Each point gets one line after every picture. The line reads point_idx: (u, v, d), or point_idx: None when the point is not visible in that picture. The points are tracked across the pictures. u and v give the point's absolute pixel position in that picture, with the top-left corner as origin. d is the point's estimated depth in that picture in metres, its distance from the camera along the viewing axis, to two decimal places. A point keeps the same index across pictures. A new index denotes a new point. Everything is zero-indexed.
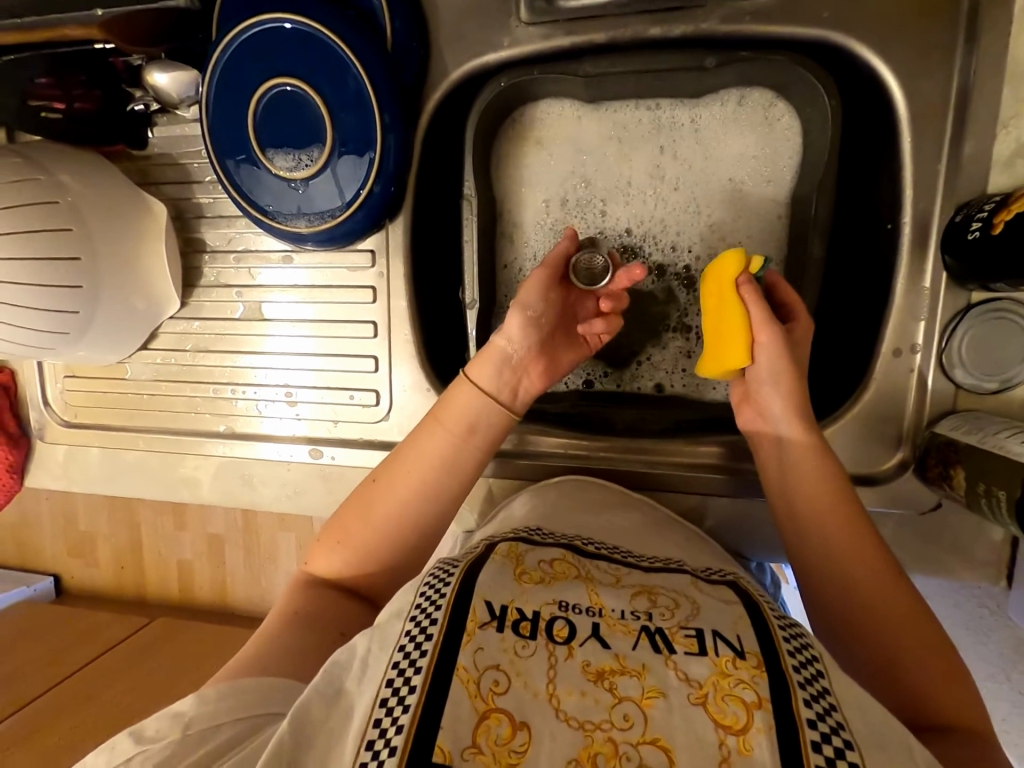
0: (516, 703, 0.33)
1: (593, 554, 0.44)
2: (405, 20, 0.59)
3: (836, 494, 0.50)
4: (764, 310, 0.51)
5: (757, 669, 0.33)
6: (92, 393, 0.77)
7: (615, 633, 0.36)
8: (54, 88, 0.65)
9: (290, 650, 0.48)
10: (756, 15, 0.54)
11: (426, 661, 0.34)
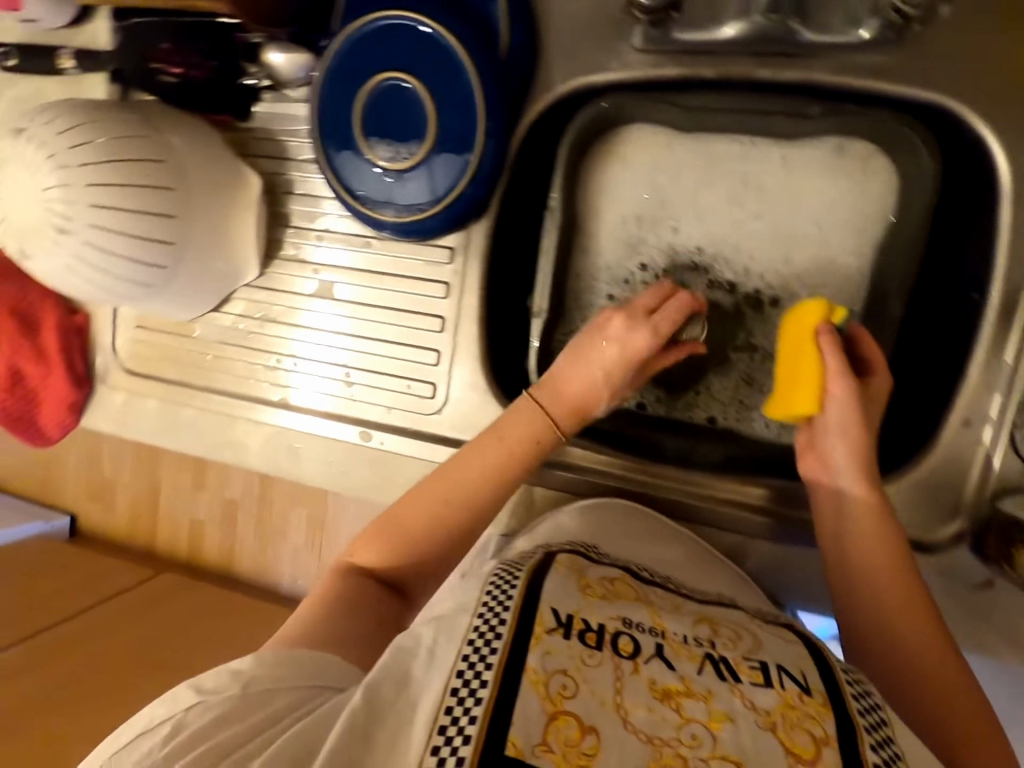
0: (584, 708, 0.37)
1: (648, 582, 0.50)
2: (523, 34, 0.61)
3: (892, 543, 0.50)
4: (841, 361, 0.52)
5: (823, 708, 0.39)
6: (158, 346, 0.80)
7: (681, 656, 0.41)
8: (173, 53, 0.69)
9: (340, 631, 0.50)
10: (868, 70, 0.54)
11: (497, 656, 0.39)
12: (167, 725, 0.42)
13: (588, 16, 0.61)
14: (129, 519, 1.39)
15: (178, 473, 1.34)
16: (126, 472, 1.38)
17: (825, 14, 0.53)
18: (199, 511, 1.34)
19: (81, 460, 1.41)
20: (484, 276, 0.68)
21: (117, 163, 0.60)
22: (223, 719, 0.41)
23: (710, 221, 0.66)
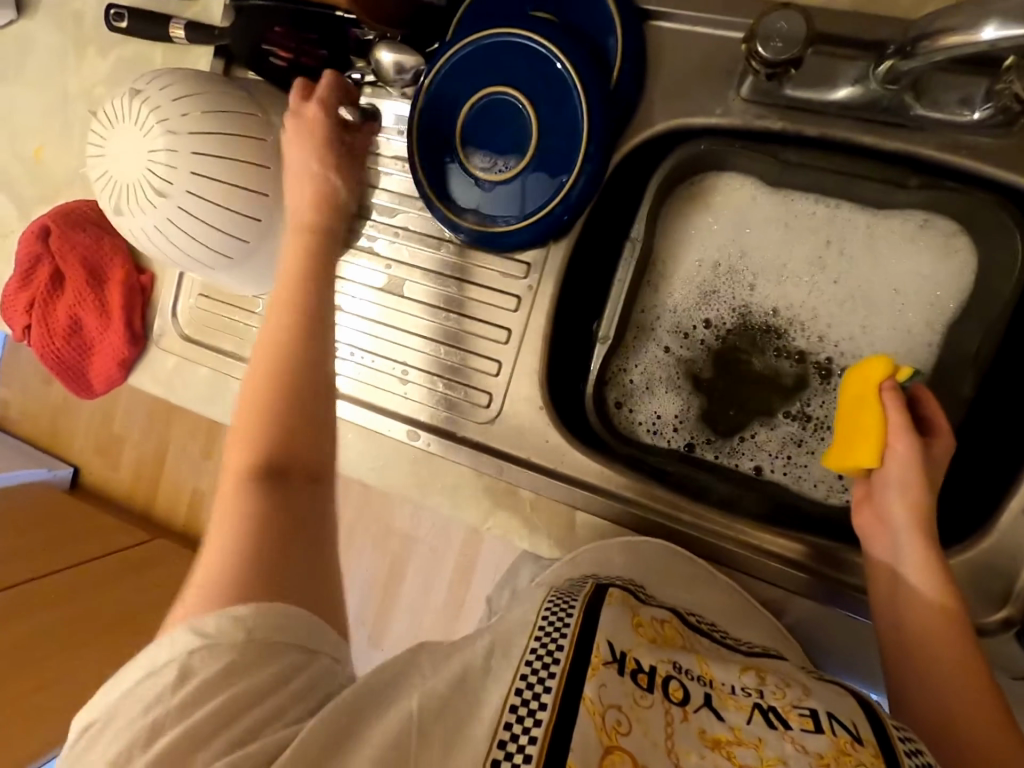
0: (637, 747, 0.39)
1: (695, 629, 0.52)
2: (633, 66, 0.62)
3: (946, 607, 0.50)
4: (904, 415, 0.53)
5: (874, 756, 0.39)
6: (218, 317, 0.80)
7: (729, 707, 0.43)
8: (288, 39, 0.71)
9: (258, 574, 0.46)
10: (975, 150, 0.54)
11: (555, 681, 0.40)
12: (171, 669, 0.43)
13: (699, 59, 0.62)
14: (136, 479, 1.39)
15: (190, 439, 1.33)
16: (137, 432, 1.38)
17: (940, 93, 0.54)
18: (208, 482, 1.33)
19: (96, 414, 1.41)
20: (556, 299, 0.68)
21: (222, 136, 0.62)
22: (231, 672, 0.43)
23: (788, 279, 0.68)
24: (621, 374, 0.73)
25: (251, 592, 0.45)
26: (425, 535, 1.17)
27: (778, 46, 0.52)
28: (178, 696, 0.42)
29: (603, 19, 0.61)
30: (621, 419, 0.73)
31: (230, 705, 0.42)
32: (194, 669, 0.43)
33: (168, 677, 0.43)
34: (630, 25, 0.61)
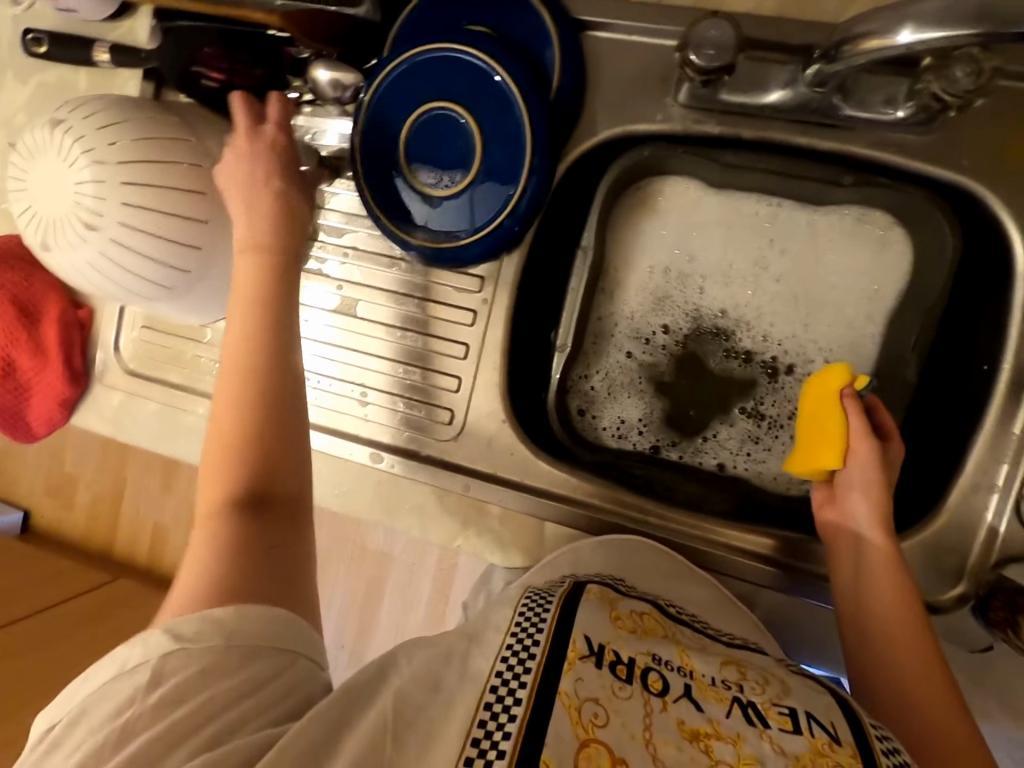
0: (613, 738, 0.39)
1: (677, 619, 0.53)
2: (573, 75, 0.62)
3: (904, 595, 0.51)
4: (865, 424, 0.55)
5: (851, 756, 0.40)
6: (165, 348, 0.78)
7: (709, 698, 0.43)
8: (220, 59, 0.68)
9: (230, 572, 0.46)
10: (902, 147, 0.56)
11: (531, 676, 0.41)
12: (144, 670, 0.42)
13: (636, 67, 0.62)
14: (92, 519, 1.33)
15: (147, 473, 1.28)
16: (91, 469, 1.31)
17: (867, 94, 0.55)
18: (170, 516, 1.28)
19: (43, 455, 1.34)
20: (511, 308, 0.68)
21: (152, 163, 0.59)
22: (210, 673, 0.42)
23: (738, 280, 0.69)
24: (582, 383, 0.74)
25: (223, 593, 0.45)
26: (401, 553, 1.15)
27: (710, 54, 0.53)
28: (153, 695, 0.41)
29: (540, 32, 0.62)
30: (585, 427, 0.73)
31: (199, 712, 0.41)
32: (168, 672, 0.42)
33: (142, 679, 0.42)
34: (566, 38, 0.61)
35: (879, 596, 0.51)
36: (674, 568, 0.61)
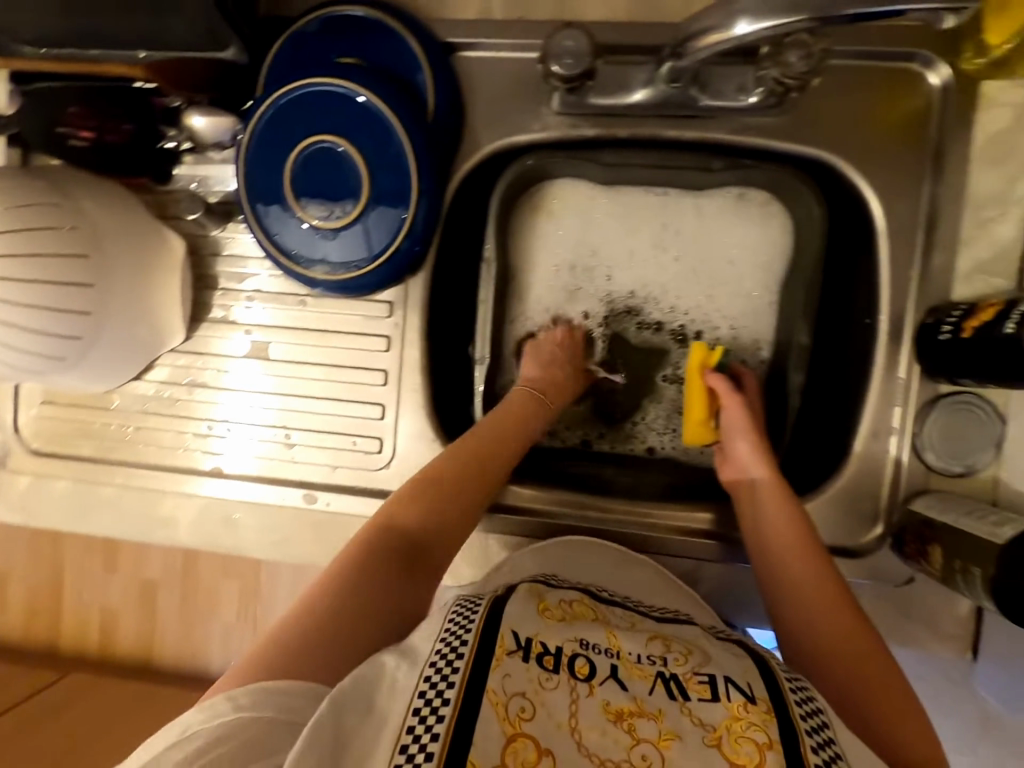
0: (540, 730, 0.41)
1: (607, 602, 0.55)
2: (446, 96, 0.64)
3: (803, 542, 0.56)
4: (728, 384, 0.64)
5: (766, 715, 0.43)
6: (70, 421, 0.74)
7: (634, 677, 0.45)
8: (87, 118, 0.66)
9: (281, 662, 0.45)
10: (759, 129, 0.61)
11: (453, 689, 0.42)
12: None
13: (509, 81, 0.64)
14: (35, 613, 1.21)
15: (88, 554, 1.18)
16: (25, 561, 1.20)
17: (720, 83, 0.59)
18: (119, 596, 1.18)
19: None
20: (424, 328, 0.68)
21: (29, 231, 0.56)
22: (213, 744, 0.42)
23: (640, 269, 0.72)
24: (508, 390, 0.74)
25: (268, 675, 0.45)
26: None
27: (569, 62, 0.56)
28: None
29: (408, 57, 0.63)
30: None
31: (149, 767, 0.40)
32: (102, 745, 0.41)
33: None
34: (436, 61, 0.63)
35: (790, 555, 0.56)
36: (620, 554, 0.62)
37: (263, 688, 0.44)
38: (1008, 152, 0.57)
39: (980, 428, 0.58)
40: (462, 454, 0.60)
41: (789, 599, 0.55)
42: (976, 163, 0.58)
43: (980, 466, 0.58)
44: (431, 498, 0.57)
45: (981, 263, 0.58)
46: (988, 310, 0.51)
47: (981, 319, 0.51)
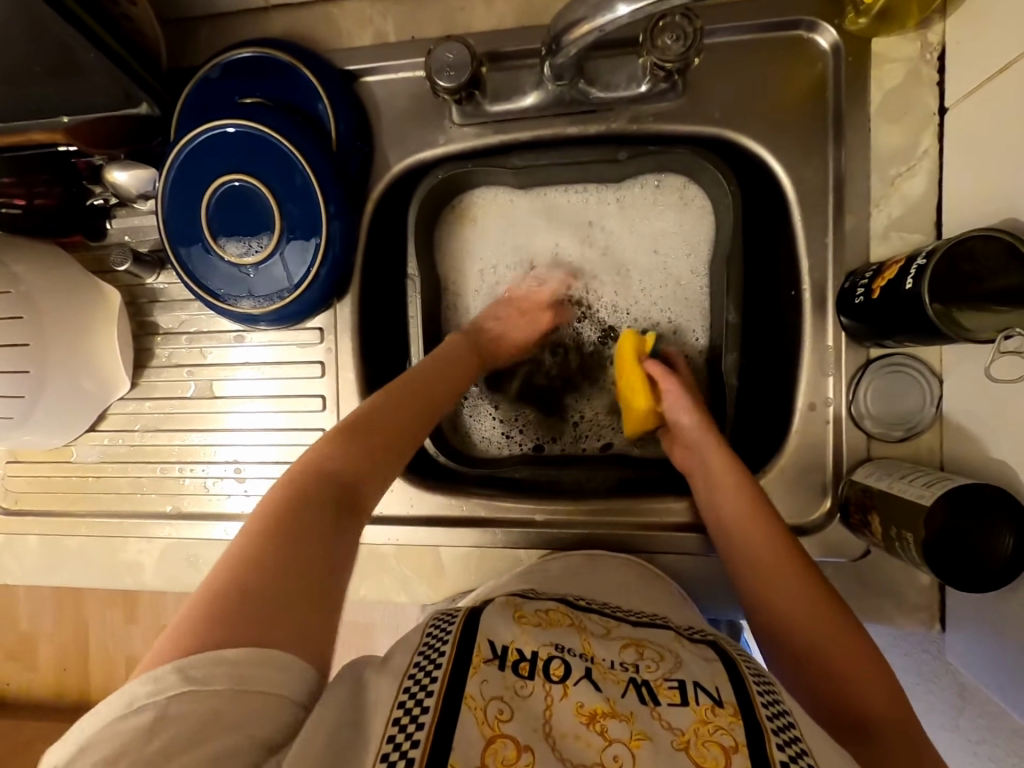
0: (518, 731, 0.39)
1: (585, 608, 0.51)
2: (349, 122, 0.65)
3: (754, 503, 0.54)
4: (662, 366, 0.63)
5: (733, 716, 0.40)
6: (35, 478, 0.76)
7: (607, 680, 0.43)
8: (16, 186, 0.68)
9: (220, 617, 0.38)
10: (659, 116, 0.61)
11: (432, 701, 0.38)
12: None
13: (409, 101, 0.66)
14: (62, 675, 1.11)
15: (109, 607, 1.09)
16: (51, 622, 1.10)
17: (610, 76, 0.60)
18: (142, 648, 1.09)
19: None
20: (357, 349, 0.69)
21: None
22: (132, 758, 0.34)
23: (569, 266, 0.72)
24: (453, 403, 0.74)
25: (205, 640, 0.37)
26: None
27: (450, 74, 0.57)
28: None
29: (307, 89, 0.64)
30: (466, 444, 0.75)
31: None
32: None
33: None
34: (334, 90, 0.64)
35: (746, 534, 0.54)
36: (590, 557, 0.61)
37: (214, 657, 0.36)
38: (906, 107, 0.56)
39: (914, 389, 0.56)
40: (382, 424, 0.54)
41: (749, 577, 0.53)
42: (877, 122, 0.57)
43: (920, 428, 0.56)
44: (347, 458, 0.50)
45: (894, 221, 0.57)
46: (894, 269, 0.49)
47: (887, 278, 0.50)
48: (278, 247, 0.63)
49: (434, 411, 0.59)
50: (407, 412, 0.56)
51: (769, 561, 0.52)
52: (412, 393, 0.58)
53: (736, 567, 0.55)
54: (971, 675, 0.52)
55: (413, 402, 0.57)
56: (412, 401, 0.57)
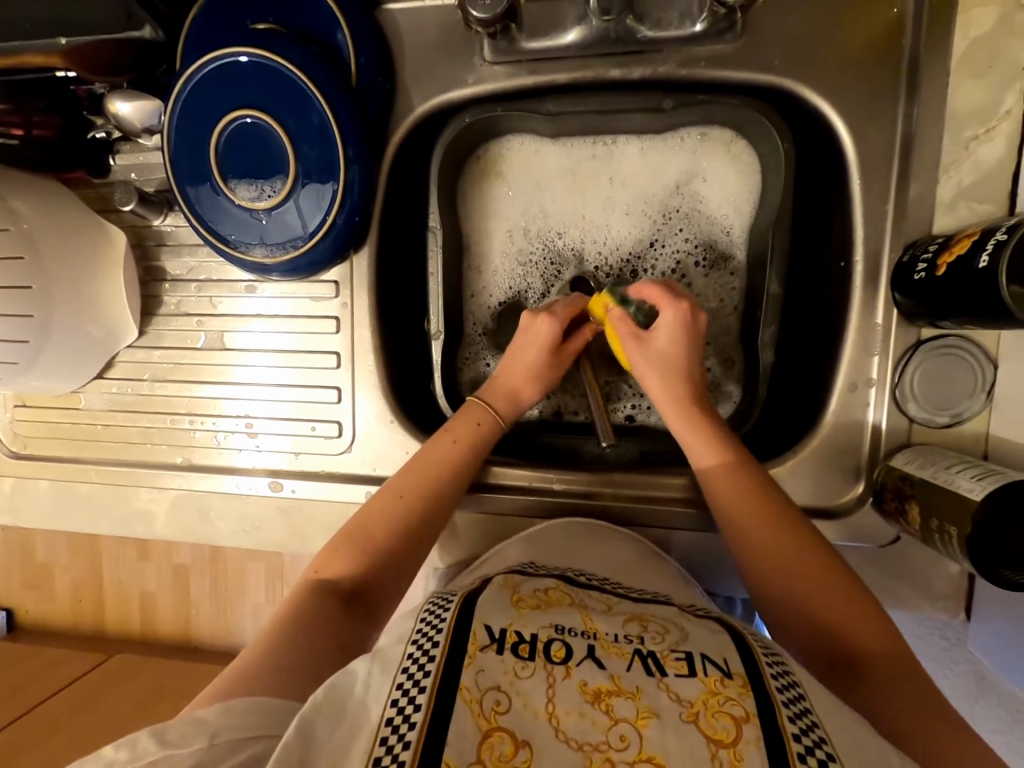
0: (516, 722, 0.37)
1: (585, 585, 0.51)
2: (370, 55, 0.59)
3: (757, 494, 0.51)
4: (628, 336, 0.57)
5: (743, 688, 0.38)
6: (44, 423, 0.75)
7: (610, 655, 0.41)
8: (13, 114, 0.63)
9: (278, 673, 0.44)
10: (712, 60, 0.55)
11: (425, 696, 0.37)
12: None
13: (436, 34, 0.60)
14: (77, 605, 1.13)
15: (121, 544, 1.10)
16: (65, 554, 1.12)
17: (661, 11, 0.54)
18: (155, 584, 1.10)
19: (11, 543, 1.13)
20: (375, 306, 0.66)
21: None
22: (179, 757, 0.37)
23: (595, 225, 0.66)
24: (468, 367, 0.71)
25: (261, 689, 0.42)
26: None
27: (485, 3, 0.52)
28: None
29: (325, 16, 0.59)
30: None
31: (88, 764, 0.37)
32: None
33: None
34: (356, 19, 0.59)
35: (729, 492, 0.52)
36: (592, 527, 0.60)
37: (240, 707, 0.40)
38: (991, 60, 0.50)
39: (966, 374, 0.53)
40: (399, 513, 0.56)
41: (745, 545, 0.51)
42: (956, 76, 0.51)
43: (967, 415, 0.53)
44: (361, 554, 0.53)
45: (964, 189, 0.52)
46: (964, 243, 0.45)
47: (956, 253, 0.45)
48: (289, 194, 0.59)
49: (449, 485, 0.58)
50: (432, 490, 0.57)
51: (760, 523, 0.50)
52: (428, 473, 0.58)
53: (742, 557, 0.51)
54: (991, 666, 0.51)
55: (433, 475, 0.58)
56: (431, 477, 0.58)
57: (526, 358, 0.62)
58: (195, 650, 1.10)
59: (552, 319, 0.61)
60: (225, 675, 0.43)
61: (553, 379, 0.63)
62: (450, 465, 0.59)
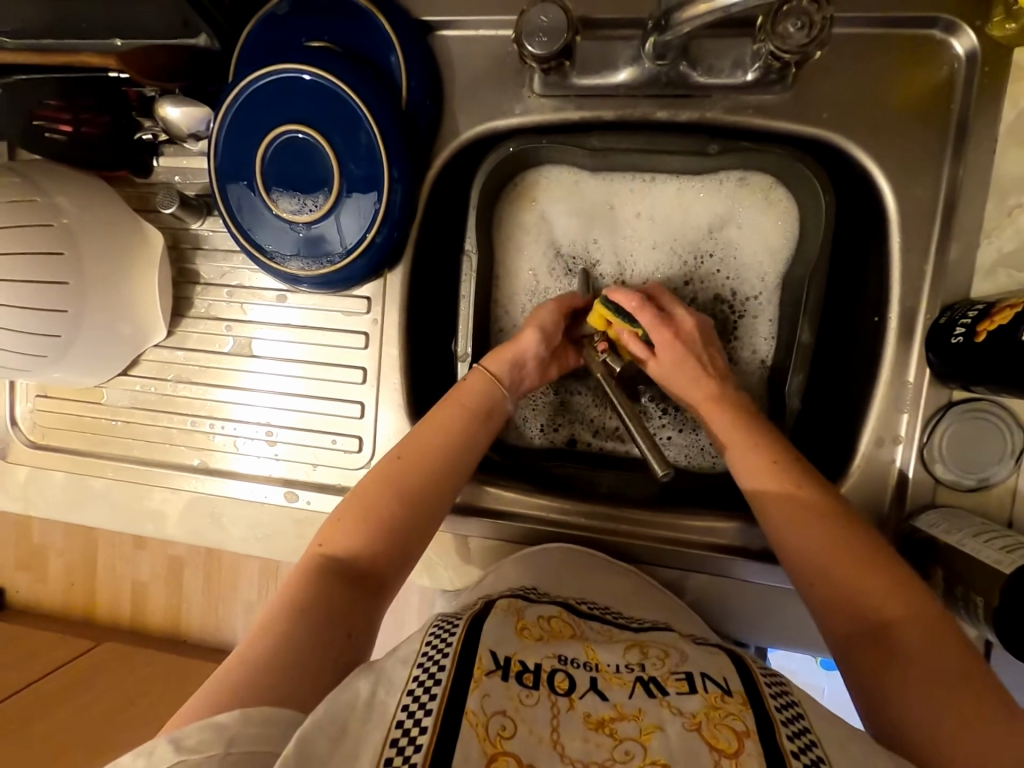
0: (521, 747, 0.36)
1: (586, 614, 0.50)
2: (421, 79, 0.60)
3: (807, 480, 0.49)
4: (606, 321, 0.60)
5: (742, 704, 0.38)
6: (62, 413, 0.75)
7: (613, 685, 0.40)
8: (63, 110, 0.64)
9: (253, 680, 0.41)
10: (759, 109, 0.56)
11: (431, 719, 0.36)
12: None
13: (487, 63, 0.61)
14: (69, 589, 1.13)
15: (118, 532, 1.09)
16: (61, 538, 1.11)
17: (714, 59, 0.55)
18: (149, 575, 1.10)
19: (9, 522, 1.13)
20: (403, 325, 0.66)
21: (13, 229, 0.56)
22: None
23: (626, 257, 0.66)
24: None
25: (239, 696, 0.40)
26: None
27: (543, 40, 0.53)
28: None
29: (380, 38, 0.59)
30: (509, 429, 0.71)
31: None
32: None
33: None
34: (410, 42, 0.59)
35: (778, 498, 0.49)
36: (592, 553, 0.60)
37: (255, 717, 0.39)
38: None
39: (995, 438, 0.52)
40: (367, 536, 0.51)
41: (788, 535, 0.48)
42: (1002, 145, 0.52)
43: (994, 480, 0.53)
44: (364, 526, 0.51)
45: (1004, 256, 0.52)
46: (1005, 314, 0.45)
47: (996, 322, 0.45)
48: (328, 208, 0.60)
49: (428, 499, 0.54)
50: (436, 455, 0.56)
51: (812, 526, 0.47)
52: (398, 490, 0.53)
53: (784, 547, 0.48)
54: None
55: (404, 490, 0.53)
56: (406, 488, 0.54)
57: (523, 348, 0.60)
58: (184, 644, 1.09)
59: (549, 315, 0.61)
60: (207, 683, 0.42)
61: (556, 373, 0.64)
62: (428, 473, 0.55)
